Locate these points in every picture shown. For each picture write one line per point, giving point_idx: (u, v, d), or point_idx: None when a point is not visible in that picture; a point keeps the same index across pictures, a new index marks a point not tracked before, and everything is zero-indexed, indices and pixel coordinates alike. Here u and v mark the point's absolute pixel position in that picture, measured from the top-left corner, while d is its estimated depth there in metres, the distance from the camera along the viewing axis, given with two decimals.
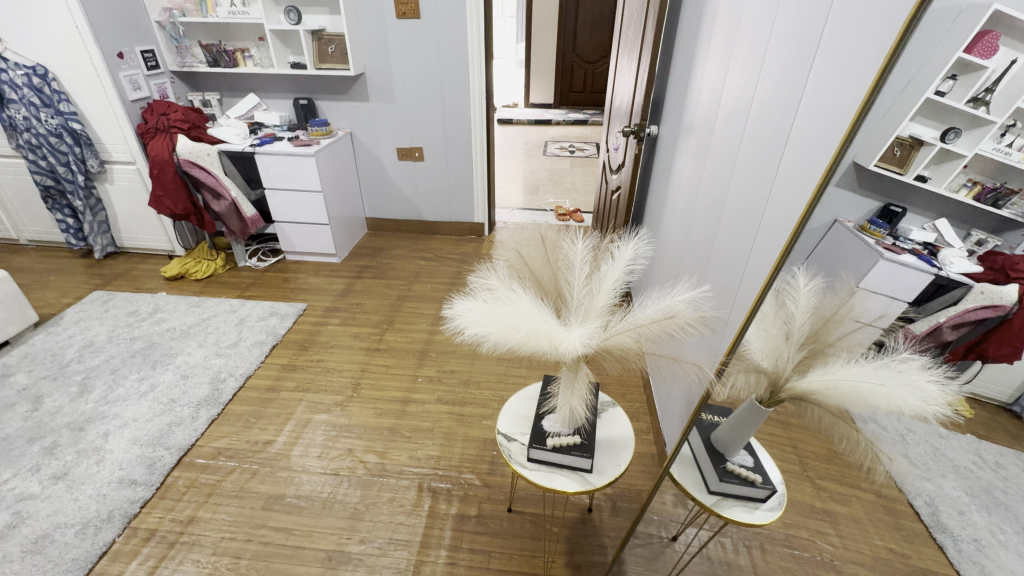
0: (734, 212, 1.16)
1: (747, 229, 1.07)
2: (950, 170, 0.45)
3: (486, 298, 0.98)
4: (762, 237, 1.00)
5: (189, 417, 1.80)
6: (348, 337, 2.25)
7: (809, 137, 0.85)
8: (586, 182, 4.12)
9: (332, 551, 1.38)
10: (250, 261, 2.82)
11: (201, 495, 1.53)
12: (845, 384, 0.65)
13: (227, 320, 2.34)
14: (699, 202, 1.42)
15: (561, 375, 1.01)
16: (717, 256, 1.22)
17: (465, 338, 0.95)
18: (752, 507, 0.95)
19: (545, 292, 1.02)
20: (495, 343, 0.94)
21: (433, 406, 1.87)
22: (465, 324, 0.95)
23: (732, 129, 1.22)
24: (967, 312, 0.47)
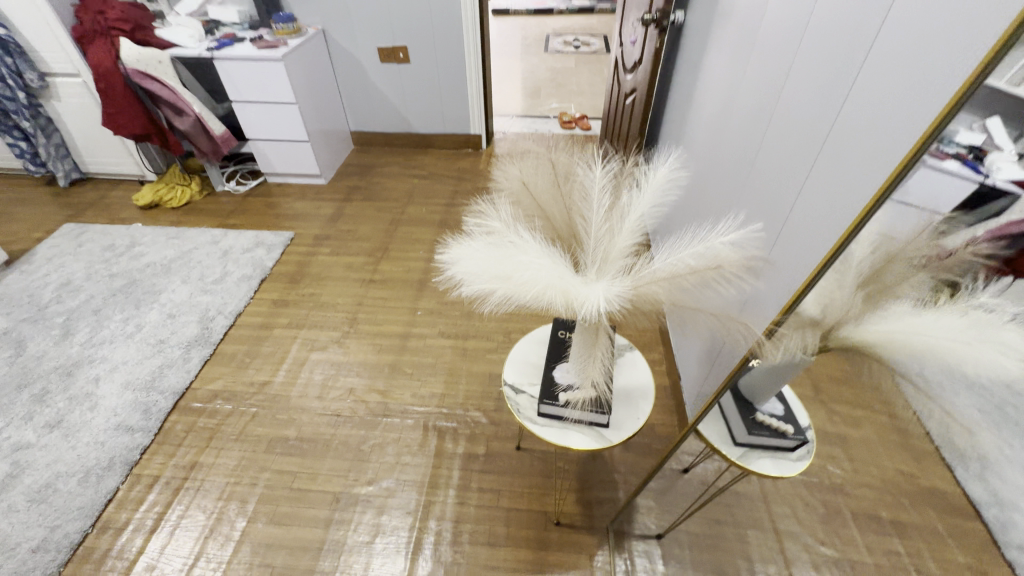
0: (786, 126, 0.95)
1: (803, 148, 0.88)
2: (1015, 64, 0.44)
3: (485, 244, 0.81)
4: (825, 157, 0.81)
5: (180, 358, 1.72)
6: (341, 268, 2.10)
7: (912, 22, 0.64)
8: (593, 82, 3.70)
9: (340, 493, 1.36)
10: (228, 185, 2.59)
11: (201, 440, 1.49)
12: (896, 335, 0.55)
13: (210, 252, 2.18)
14: (736, 111, 1.20)
15: (580, 338, 0.87)
16: (760, 180, 1.04)
17: (463, 294, 0.80)
18: (776, 461, 0.87)
19: (556, 236, 0.85)
20: (498, 299, 0.79)
21: (435, 340, 1.78)
22: (460, 277, 0.80)
23: (790, 12, 0.97)
24: (1010, 225, 0.45)
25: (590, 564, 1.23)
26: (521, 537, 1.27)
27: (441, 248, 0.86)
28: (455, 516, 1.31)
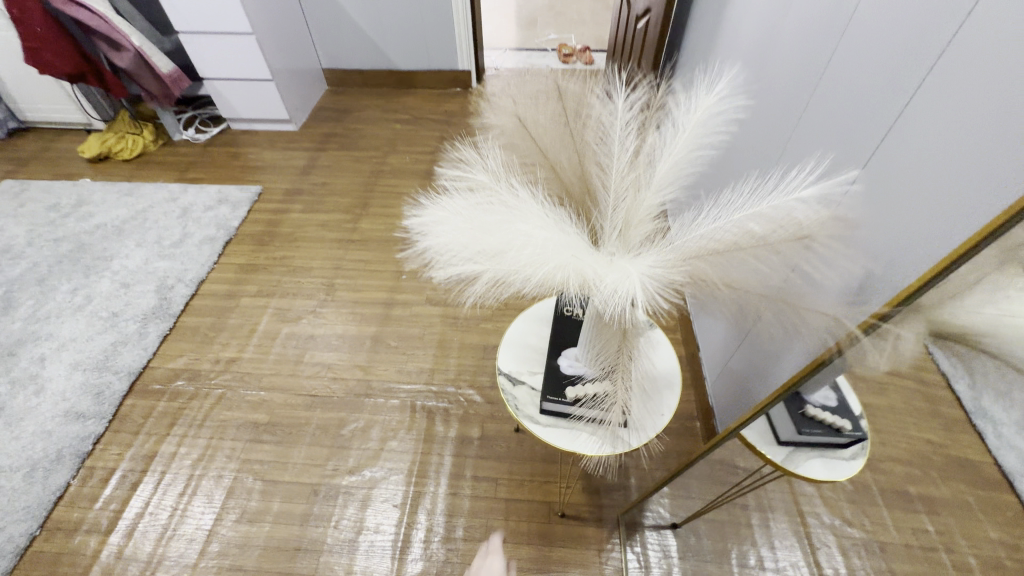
0: (869, 32, 0.69)
1: (886, 70, 0.65)
2: None
3: (467, 204, 0.59)
4: (944, 69, 0.56)
5: (136, 334, 1.53)
6: (315, 227, 1.86)
7: None
8: (596, 9, 3.29)
9: (318, 484, 1.21)
10: (186, 133, 2.29)
11: (162, 426, 1.33)
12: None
13: (167, 211, 1.94)
14: (791, 22, 0.93)
15: (599, 323, 0.67)
16: (828, 111, 0.78)
17: (441, 277, 0.59)
18: (828, 462, 0.72)
19: (564, 194, 0.63)
20: (485, 283, 0.58)
21: (423, 308, 1.58)
22: (432, 252, 0.59)
23: None
24: None
25: (598, 559, 1.11)
26: (521, 531, 1.14)
27: (408, 209, 0.64)
28: (448, 509, 1.17)
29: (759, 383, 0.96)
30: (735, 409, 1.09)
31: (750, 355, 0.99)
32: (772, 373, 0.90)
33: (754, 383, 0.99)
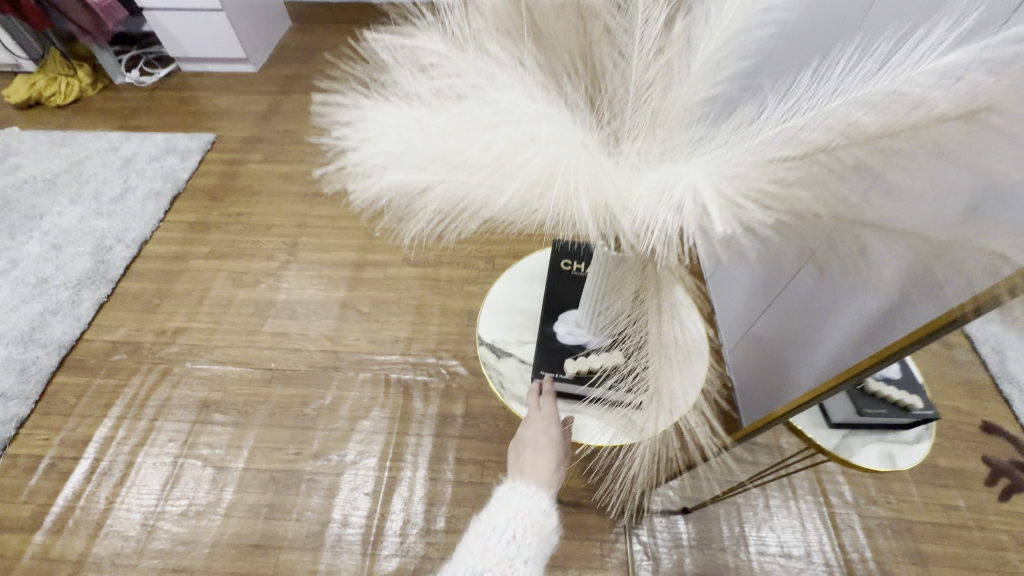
0: None
1: None
2: None
3: (416, 90, 0.40)
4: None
5: (68, 302, 1.33)
6: (277, 179, 1.64)
7: None
8: None
9: (278, 471, 1.05)
10: (130, 75, 2.02)
11: (98, 406, 1.16)
12: None
13: (107, 162, 1.70)
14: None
15: (616, 273, 0.49)
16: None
17: (380, 201, 0.40)
18: (889, 449, 0.59)
19: (564, 68, 0.40)
20: (445, 201, 0.39)
21: (400, 269, 1.38)
22: (365, 162, 0.39)
23: None
24: None
25: (601, 552, 0.99)
26: None
27: (320, 109, 0.44)
28: (427, 497, 1.02)
29: (792, 352, 0.78)
30: (758, 382, 0.91)
31: (782, 319, 0.81)
32: (813, 341, 0.71)
33: (785, 353, 0.81)
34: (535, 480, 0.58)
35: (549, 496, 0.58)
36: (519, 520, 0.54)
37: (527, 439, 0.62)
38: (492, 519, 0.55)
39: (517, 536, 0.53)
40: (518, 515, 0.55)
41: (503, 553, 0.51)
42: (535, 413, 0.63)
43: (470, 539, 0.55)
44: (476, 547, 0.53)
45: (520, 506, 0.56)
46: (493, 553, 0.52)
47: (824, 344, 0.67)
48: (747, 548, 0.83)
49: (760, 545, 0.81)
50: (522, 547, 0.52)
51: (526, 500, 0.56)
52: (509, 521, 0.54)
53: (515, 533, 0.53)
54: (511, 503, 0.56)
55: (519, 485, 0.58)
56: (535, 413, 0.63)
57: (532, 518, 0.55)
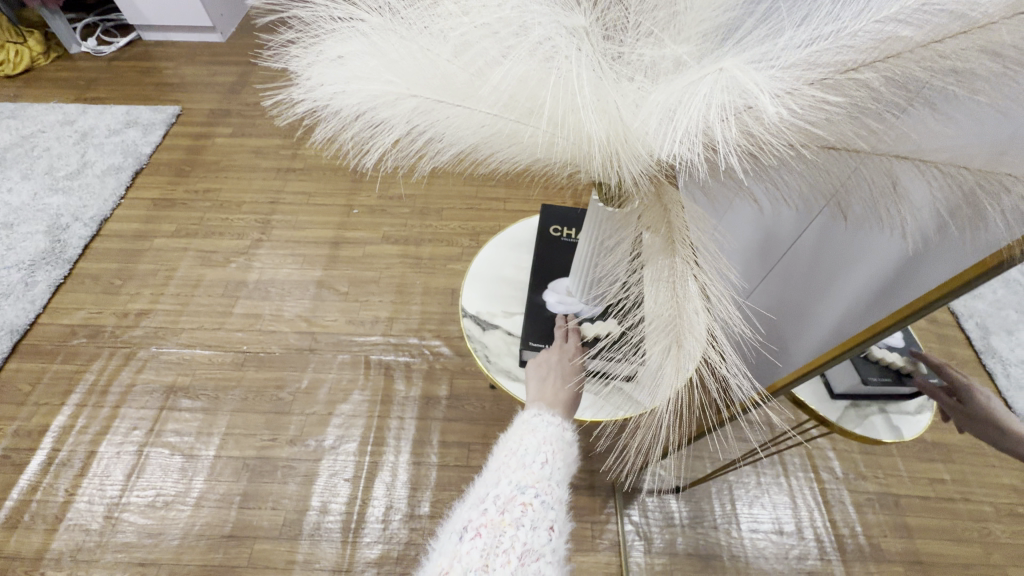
0: None
1: None
2: None
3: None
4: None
5: (21, 284, 1.24)
6: (248, 154, 1.55)
7: None
8: None
9: (251, 458, 0.99)
10: (86, 44, 1.89)
11: (56, 394, 1.08)
12: None
13: (61, 136, 1.59)
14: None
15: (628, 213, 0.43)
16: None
17: (344, 118, 0.36)
18: (893, 420, 0.52)
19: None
20: (416, 123, 0.35)
21: (379, 247, 1.32)
22: (328, 74, 0.35)
23: None
24: None
25: (592, 533, 0.97)
26: None
27: (281, 32, 0.40)
28: (411, 482, 0.98)
29: (791, 322, 0.75)
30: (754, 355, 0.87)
31: (782, 288, 0.77)
32: (814, 309, 0.68)
33: (784, 324, 0.78)
34: (560, 411, 0.53)
35: (571, 429, 0.53)
36: (550, 444, 0.50)
37: (550, 369, 0.55)
38: (519, 442, 0.50)
39: (550, 458, 0.49)
40: (547, 437, 0.50)
41: (541, 473, 0.47)
42: (563, 343, 0.57)
43: (496, 460, 0.50)
44: (508, 467, 0.48)
45: (548, 430, 0.51)
46: (531, 471, 0.47)
47: (829, 310, 0.63)
48: (738, 526, 0.81)
49: (752, 523, 0.79)
50: (555, 470, 0.48)
51: (554, 426, 0.51)
52: (538, 445, 0.50)
53: (548, 454, 0.49)
54: (538, 426, 0.51)
55: (546, 413, 0.52)
56: (563, 341, 0.57)
57: (561, 445, 0.50)
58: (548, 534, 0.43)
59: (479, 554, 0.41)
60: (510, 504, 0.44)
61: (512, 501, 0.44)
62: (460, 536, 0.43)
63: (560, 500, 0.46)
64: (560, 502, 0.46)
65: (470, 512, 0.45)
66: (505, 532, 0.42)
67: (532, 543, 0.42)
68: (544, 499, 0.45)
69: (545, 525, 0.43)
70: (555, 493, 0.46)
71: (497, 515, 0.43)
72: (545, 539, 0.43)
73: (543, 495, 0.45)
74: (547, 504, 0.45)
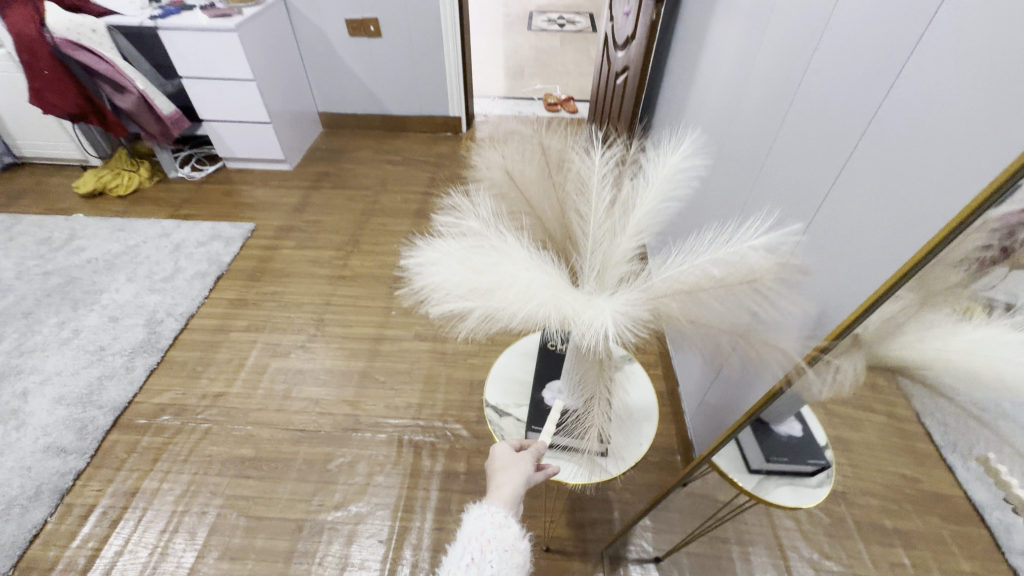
0: (801, 123, 0.83)
1: (815, 159, 0.78)
2: None
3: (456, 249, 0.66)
4: (926, 52, 0.58)
5: (122, 368, 1.53)
6: (308, 263, 1.91)
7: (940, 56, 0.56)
8: (579, 63, 3.53)
9: (302, 521, 1.21)
10: (182, 171, 2.35)
11: (145, 461, 1.32)
12: (962, 356, 0.43)
13: (160, 246, 1.97)
14: (764, 59, 0.99)
15: (577, 359, 0.71)
16: (807, 129, 0.82)
17: (434, 311, 0.65)
18: (798, 489, 0.75)
19: (549, 235, 0.71)
20: (474, 317, 0.63)
21: (411, 343, 1.61)
22: (428, 290, 0.65)
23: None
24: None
25: None
26: None
27: (404, 256, 0.71)
28: (433, 545, 1.17)
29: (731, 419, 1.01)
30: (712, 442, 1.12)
31: (723, 392, 1.05)
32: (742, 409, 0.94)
33: (726, 419, 1.03)
34: (490, 500, 0.70)
35: (504, 510, 0.69)
36: (472, 545, 0.65)
37: (495, 468, 0.74)
38: (450, 558, 0.65)
39: (472, 559, 0.63)
40: (474, 538, 0.65)
41: None
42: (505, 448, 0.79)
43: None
44: None
45: (476, 529, 0.66)
46: None
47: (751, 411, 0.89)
48: None
49: None
50: (479, 567, 0.62)
51: (485, 517, 0.67)
52: (464, 551, 0.64)
53: (473, 555, 0.63)
54: (468, 530, 0.67)
55: (471, 512, 0.68)
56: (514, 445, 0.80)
57: (486, 537, 0.65)
58: None
59: None
60: None
61: None
62: None
63: None
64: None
65: None
66: None
67: None
68: None
69: None
70: None
71: None
72: None
73: None
74: None
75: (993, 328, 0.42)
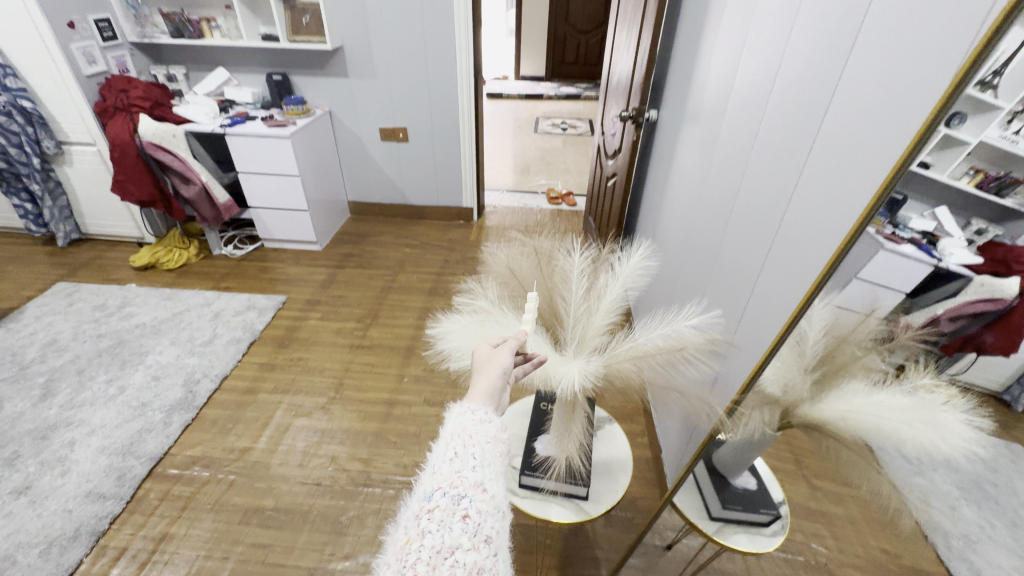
0: (739, 232, 1.08)
1: (749, 261, 1.02)
2: (954, 157, 0.43)
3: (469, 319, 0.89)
4: (803, 194, 0.83)
5: (161, 422, 1.70)
6: (331, 333, 2.13)
7: (812, 197, 0.81)
8: (578, 161, 4.00)
9: (314, 568, 1.31)
10: (225, 249, 2.66)
11: (174, 509, 1.45)
12: (864, 417, 0.54)
13: (201, 314, 2.22)
14: (712, 179, 1.28)
15: (557, 412, 0.90)
16: (741, 232, 1.07)
17: (452, 367, 0.87)
18: (751, 535, 0.93)
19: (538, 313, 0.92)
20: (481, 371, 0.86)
21: (420, 408, 1.78)
22: (448, 352, 0.87)
23: (739, 137, 1.13)
24: (964, 305, 0.42)
25: None
26: None
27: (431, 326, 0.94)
28: None
29: None
30: None
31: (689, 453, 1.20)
32: None
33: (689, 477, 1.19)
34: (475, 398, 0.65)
35: (490, 410, 0.64)
36: (455, 441, 0.60)
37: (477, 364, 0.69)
38: (431, 456, 0.59)
39: (458, 454, 0.58)
40: (457, 434, 0.60)
41: (446, 474, 0.56)
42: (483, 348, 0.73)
43: (418, 480, 0.59)
44: (424, 482, 0.57)
45: (458, 427, 0.61)
46: (439, 475, 0.56)
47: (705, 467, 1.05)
48: None
49: None
50: (464, 462, 0.57)
51: (467, 414, 0.63)
52: (447, 446, 0.59)
53: (456, 450, 0.58)
54: (450, 428, 0.62)
55: (454, 408, 0.64)
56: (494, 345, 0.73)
57: (469, 434, 0.60)
58: (461, 522, 0.52)
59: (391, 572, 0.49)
60: (418, 517, 0.52)
61: (420, 512, 0.53)
62: (385, 560, 0.52)
63: (468, 486, 0.55)
64: (473, 485, 0.55)
65: (395, 537, 0.54)
66: (411, 548, 0.50)
67: (443, 543, 0.50)
68: (450, 495, 0.54)
69: (456, 516, 0.52)
70: (462, 483, 0.55)
71: (408, 534, 0.51)
72: (459, 528, 0.51)
73: (449, 491, 0.54)
74: (457, 494, 0.54)
75: (899, 387, 0.51)
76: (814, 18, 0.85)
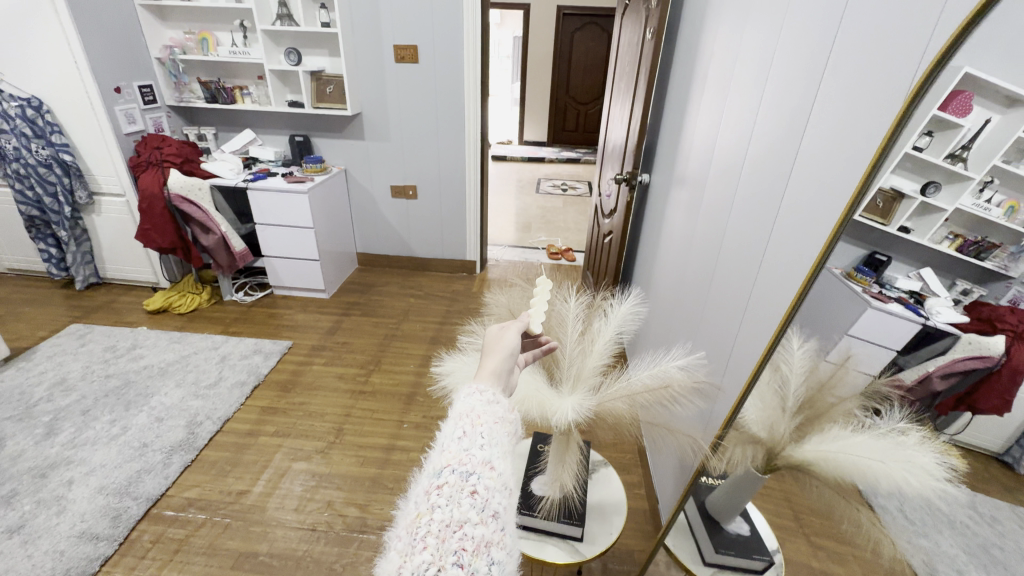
0: (723, 283, 1.16)
1: (732, 310, 1.09)
2: (932, 223, 0.45)
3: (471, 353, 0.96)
4: (777, 247, 0.92)
5: (160, 463, 1.71)
6: (334, 378, 2.18)
7: (785, 250, 0.89)
8: (578, 220, 4.20)
9: None
10: (235, 295, 2.76)
11: (165, 553, 1.44)
12: (842, 456, 0.58)
13: (208, 357, 2.27)
14: (698, 236, 1.38)
15: (551, 445, 0.95)
16: (725, 283, 1.15)
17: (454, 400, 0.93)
18: None
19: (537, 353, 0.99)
20: None
21: (418, 454, 1.79)
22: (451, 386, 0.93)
23: (720, 198, 1.25)
24: (956, 361, 0.43)
25: None
26: None
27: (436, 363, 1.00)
28: None
29: None
30: None
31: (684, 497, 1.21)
32: None
33: None
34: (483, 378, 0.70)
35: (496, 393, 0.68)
36: (464, 422, 0.62)
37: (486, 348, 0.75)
38: (440, 436, 0.61)
39: (465, 433, 0.60)
40: (464, 415, 0.63)
41: (454, 452, 0.58)
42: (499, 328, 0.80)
43: (427, 457, 0.61)
44: (433, 460, 0.58)
45: (466, 408, 0.64)
46: (448, 453, 0.58)
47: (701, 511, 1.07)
48: None
49: None
50: (472, 441, 0.59)
51: (474, 396, 0.66)
52: (455, 426, 0.61)
53: (464, 430, 0.60)
54: (457, 410, 0.64)
55: (462, 391, 0.66)
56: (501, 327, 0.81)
57: (476, 415, 0.63)
58: (469, 497, 0.54)
59: (402, 546, 0.51)
60: (428, 492, 0.54)
61: (430, 487, 0.55)
62: (395, 535, 0.54)
63: (476, 464, 0.57)
64: (481, 463, 0.57)
65: (405, 512, 0.56)
66: (421, 520, 0.52)
67: (451, 515, 0.52)
68: (459, 471, 0.56)
69: (464, 491, 0.54)
70: (470, 460, 0.57)
71: (418, 508, 0.53)
72: (467, 502, 0.53)
73: (458, 468, 0.56)
74: (465, 471, 0.56)
75: (879, 430, 0.53)
76: (778, 99, 0.98)
